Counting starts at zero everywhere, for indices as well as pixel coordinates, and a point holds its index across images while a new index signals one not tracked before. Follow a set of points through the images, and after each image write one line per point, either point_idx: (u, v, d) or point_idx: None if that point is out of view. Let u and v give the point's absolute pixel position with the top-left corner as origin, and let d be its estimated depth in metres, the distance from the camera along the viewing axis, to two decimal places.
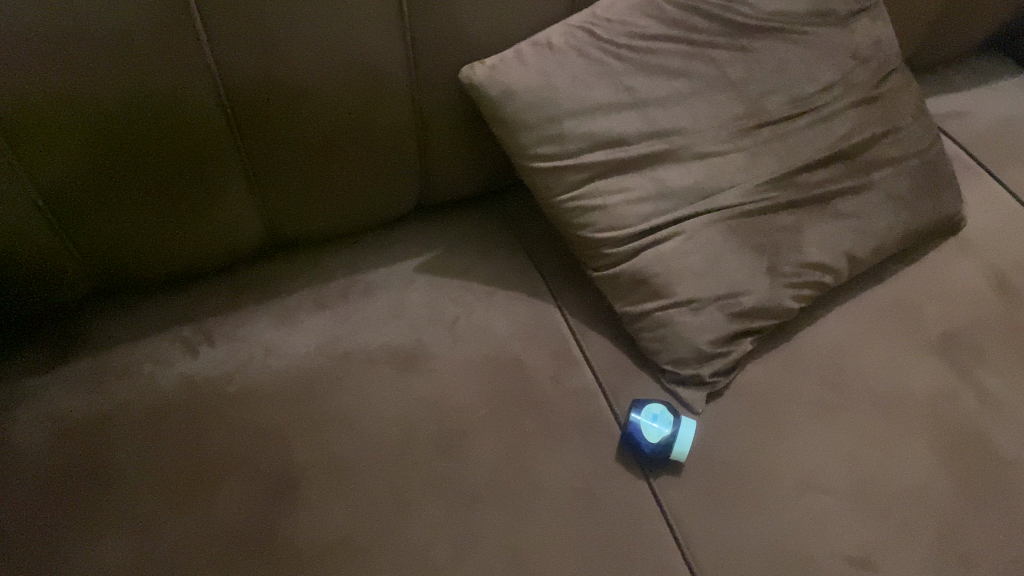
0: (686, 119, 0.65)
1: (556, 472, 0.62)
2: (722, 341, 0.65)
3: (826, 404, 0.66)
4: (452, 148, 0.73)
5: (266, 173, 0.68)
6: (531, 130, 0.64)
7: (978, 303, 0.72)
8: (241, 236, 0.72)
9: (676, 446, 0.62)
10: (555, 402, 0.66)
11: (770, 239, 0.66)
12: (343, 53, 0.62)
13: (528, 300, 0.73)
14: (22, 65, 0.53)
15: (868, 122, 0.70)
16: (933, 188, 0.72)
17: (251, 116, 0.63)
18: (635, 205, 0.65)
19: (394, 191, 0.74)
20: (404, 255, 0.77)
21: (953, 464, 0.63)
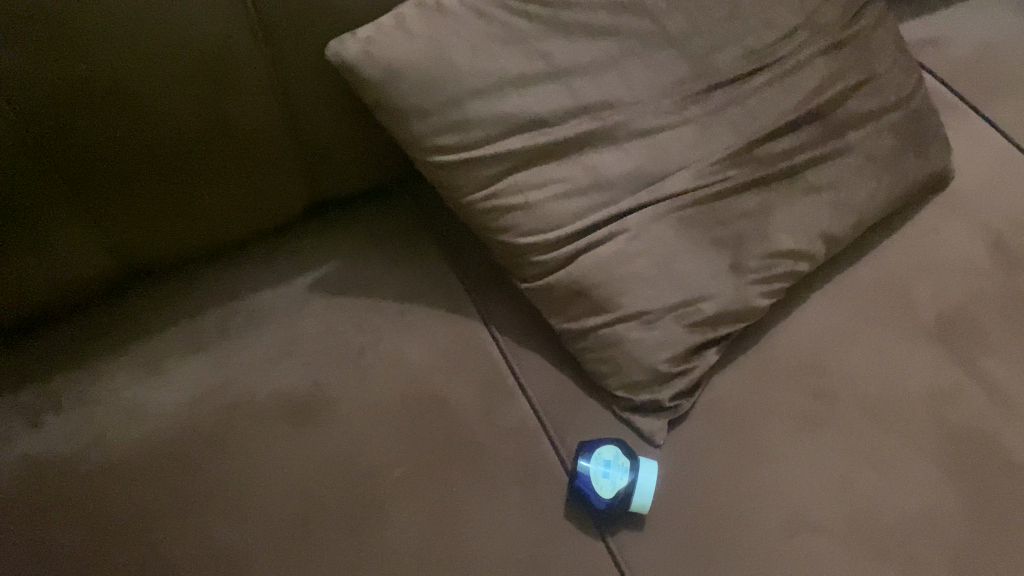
0: (619, 88, 0.52)
1: (492, 541, 0.51)
2: (681, 358, 0.54)
3: (812, 418, 0.55)
4: (338, 141, 0.59)
5: (90, 187, 0.52)
6: (427, 117, 0.51)
7: (978, 274, 0.61)
8: (79, 266, 0.57)
9: (637, 496, 0.51)
10: (488, 448, 0.54)
11: (731, 228, 0.54)
12: (166, 35, 0.47)
13: (447, 317, 0.61)
14: None
15: (840, 71, 0.57)
16: (920, 143, 0.60)
17: (57, 127, 0.48)
18: (566, 202, 0.52)
19: (272, 198, 0.60)
20: (295, 272, 0.63)
21: (962, 482, 0.53)
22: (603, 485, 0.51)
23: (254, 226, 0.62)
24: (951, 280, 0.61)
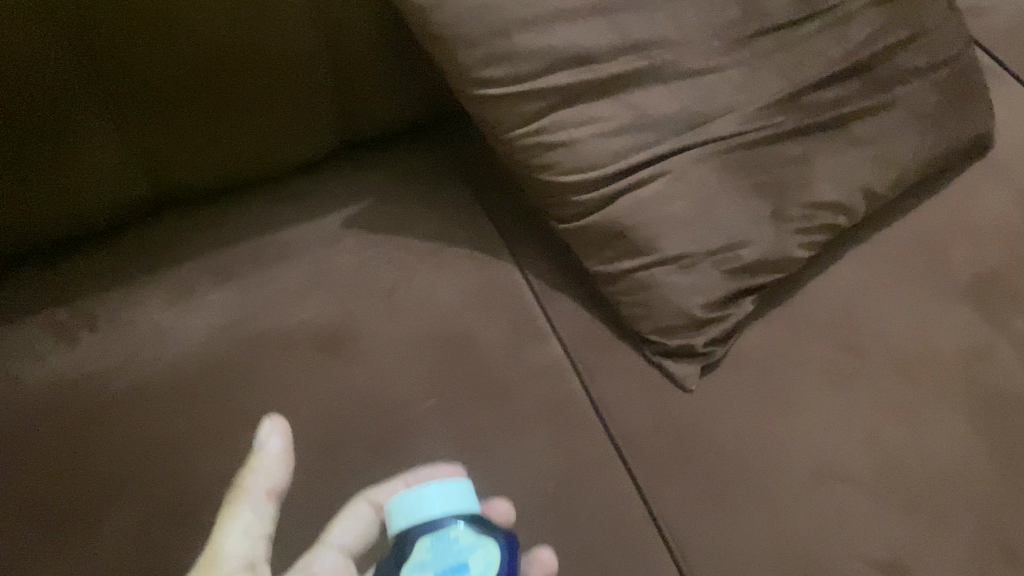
0: (669, 28, 0.51)
1: (523, 476, 0.51)
2: (717, 304, 0.54)
3: (843, 371, 0.55)
4: (379, 75, 0.59)
5: (132, 100, 0.53)
6: (474, 48, 0.50)
7: (1014, 237, 0.60)
8: (184, 151, 0.57)
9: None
10: (518, 387, 0.54)
11: (774, 176, 0.54)
12: None
13: (481, 258, 0.60)
14: None
15: (889, 25, 0.57)
16: (964, 103, 0.60)
17: (101, 32, 0.50)
18: (609, 141, 0.52)
19: (307, 128, 0.60)
20: (328, 208, 0.63)
21: (992, 439, 0.53)
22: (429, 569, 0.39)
23: (311, 141, 0.61)
24: (989, 242, 0.60)
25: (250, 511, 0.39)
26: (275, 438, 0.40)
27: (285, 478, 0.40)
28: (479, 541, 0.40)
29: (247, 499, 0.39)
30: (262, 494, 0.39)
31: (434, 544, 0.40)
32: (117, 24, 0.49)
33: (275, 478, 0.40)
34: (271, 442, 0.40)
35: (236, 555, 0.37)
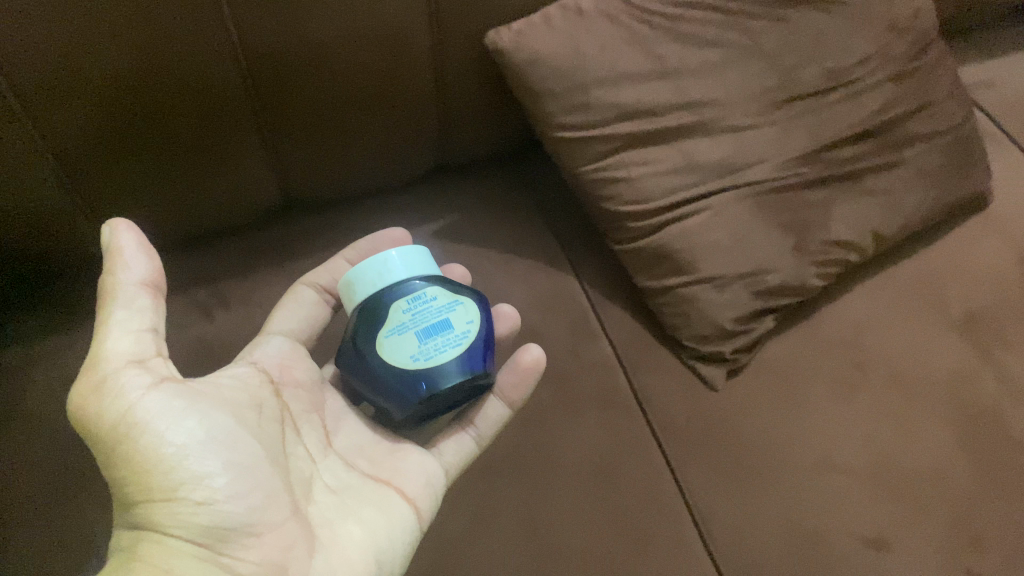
0: (718, 90, 0.63)
1: (575, 448, 0.62)
2: (744, 318, 0.65)
3: (849, 383, 0.65)
4: (473, 112, 0.71)
5: (281, 129, 0.64)
6: (558, 98, 0.62)
7: (1003, 281, 0.71)
8: (312, 168, 0.69)
9: (461, 345, 0.50)
10: (573, 376, 0.65)
11: (798, 216, 0.65)
12: (367, 17, 0.58)
13: (547, 270, 0.72)
14: (28, 32, 0.49)
15: (902, 96, 0.68)
16: (964, 165, 0.70)
17: (270, 79, 0.60)
18: (662, 179, 0.64)
19: (410, 152, 0.72)
20: (421, 221, 0.75)
21: (971, 447, 0.63)
22: (409, 333, 0.50)
23: (412, 163, 0.74)
24: (980, 283, 0.71)
25: (127, 308, 0.44)
26: (124, 233, 0.45)
27: (144, 269, 0.45)
28: (454, 299, 0.52)
29: (120, 298, 0.44)
30: (132, 286, 0.44)
31: (409, 305, 0.50)
32: (275, 83, 0.60)
33: (139, 273, 0.44)
34: (121, 238, 0.44)
35: (119, 358, 0.43)
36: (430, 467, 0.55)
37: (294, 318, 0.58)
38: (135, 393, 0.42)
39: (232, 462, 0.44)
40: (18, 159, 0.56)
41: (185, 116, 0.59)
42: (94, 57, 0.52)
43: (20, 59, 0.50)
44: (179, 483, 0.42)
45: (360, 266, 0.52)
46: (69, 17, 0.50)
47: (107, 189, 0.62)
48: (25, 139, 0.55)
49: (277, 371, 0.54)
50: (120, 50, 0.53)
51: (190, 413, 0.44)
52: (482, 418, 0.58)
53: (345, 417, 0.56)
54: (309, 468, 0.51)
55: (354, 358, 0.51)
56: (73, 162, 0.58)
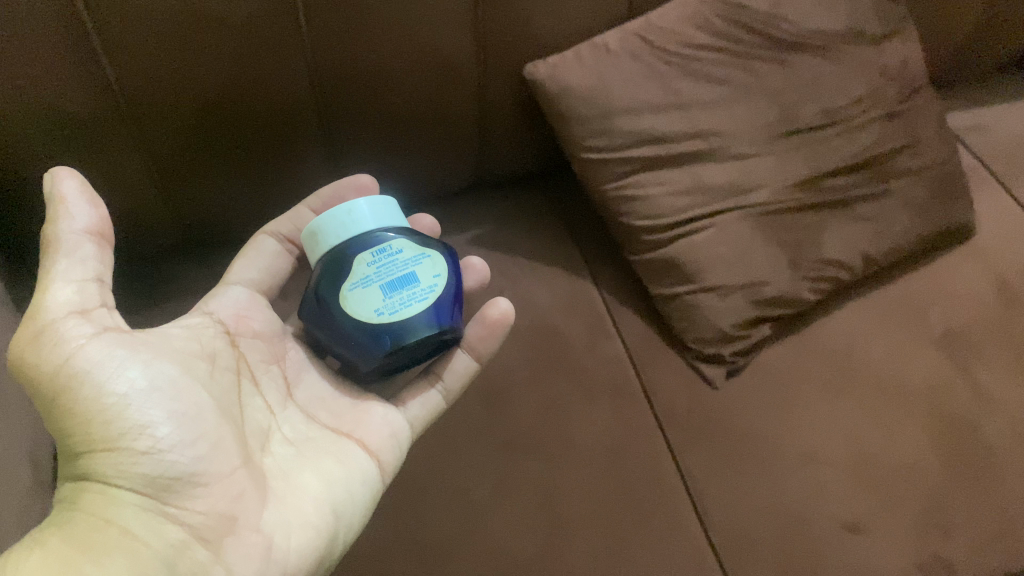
0: (725, 122, 0.72)
1: (588, 431, 0.70)
2: (743, 324, 0.73)
3: (836, 387, 0.73)
4: (510, 134, 0.80)
5: (343, 143, 0.73)
6: (585, 124, 0.71)
7: (980, 304, 0.78)
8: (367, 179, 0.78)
9: (425, 302, 0.57)
10: (588, 369, 0.74)
11: (794, 236, 0.73)
12: (425, 50, 0.68)
13: (569, 277, 0.81)
14: (145, 53, 0.59)
15: (891, 134, 0.76)
16: (949, 198, 0.78)
17: (338, 100, 0.69)
18: (674, 198, 0.72)
19: (452, 168, 0.81)
20: (459, 229, 0.85)
21: (944, 448, 0.70)
22: (375, 287, 0.56)
23: (453, 177, 0.83)
24: (960, 305, 0.78)
25: (69, 259, 0.47)
26: (66, 181, 0.48)
27: (88, 218, 0.48)
28: (419, 253, 0.58)
29: (63, 248, 0.47)
30: (75, 235, 0.47)
31: (374, 260, 0.57)
32: (340, 104, 0.70)
33: (82, 222, 0.48)
34: (61, 188, 0.48)
35: (60, 309, 0.47)
36: (395, 421, 0.63)
37: (255, 268, 0.65)
38: (76, 344, 0.47)
39: (175, 413, 0.49)
40: (122, 154, 0.66)
41: (258, 125, 0.68)
42: (189, 78, 0.62)
43: (128, 77, 0.60)
44: (122, 433, 0.47)
45: (328, 216, 0.58)
46: (173, 47, 0.59)
47: (190, 185, 0.71)
48: (129, 137, 0.65)
49: (233, 322, 0.60)
50: (207, 74, 0.62)
51: (132, 364, 0.48)
52: (450, 373, 0.66)
53: (307, 369, 0.63)
54: (266, 419, 0.57)
55: (320, 306, 0.57)
56: (165, 164, 0.68)
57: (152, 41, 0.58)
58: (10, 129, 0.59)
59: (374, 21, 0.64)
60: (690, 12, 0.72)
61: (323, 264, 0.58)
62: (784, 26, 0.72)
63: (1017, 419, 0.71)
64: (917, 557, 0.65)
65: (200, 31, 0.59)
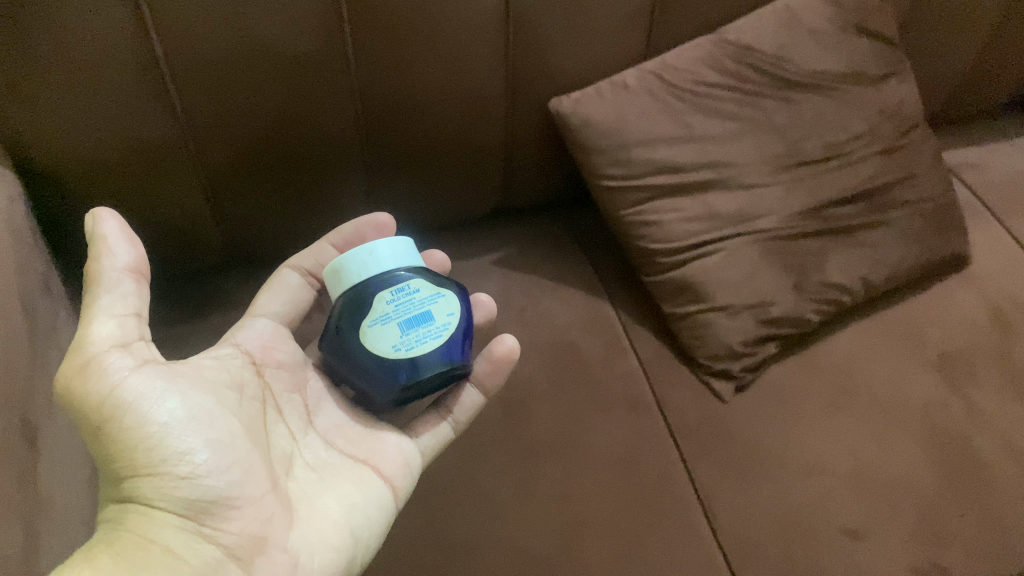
0: (735, 154, 0.78)
1: (603, 440, 0.74)
2: (751, 342, 0.78)
3: (838, 403, 0.77)
4: (534, 163, 0.86)
5: (381, 169, 0.79)
6: (605, 154, 0.77)
7: (975, 329, 0.83)
8: (401, 203, 0.84)
9: (439, 341, 0.57)
10: (605, 382, 0.79)
11: (798, 260, 0.78)
12: (459, 82, 0.74)
13: (587, 297, 0.86)
14: (209, 82, 0.65)
15: (889, 169, 0.82)
16: (943, 228, 0.84)
17: (379, 128, 0.75)
18: (687, 224, 0.78)
19: (479, 194, 0.87)
20: (484, 253, 0.90)
21: (940, 462, 0.73)
22: (393, 325, 0.56)
23: (479, 204, 0.89)
24: (955, 330, 0.83)
25: (112, 294, 0.47)
26: (107, 221, 0.47)
27: (130, 255, 0.47)
28: (437, 292, 0.59)
29: (107, 284, 0.47)
30: (120, 271, 0.47)
31: (393, 297, 0.57)
32: (382, 127, 0.75)
33: (125, 259, 0.47)
34: (106, 224, 0.47)
35: (103, 341, 0.46)
36: (407, 450, 0.62)
37: (279, 301, 0.63)
38: (119, 375, 0.46)
39: (211, 440, 0.49)
40: (180, 177, 0.71)
41: (304, 151, 0.74)
42: (244, 98, 0.67)
43: (190, 95, 0.65)
44: (163, 459, 0.46)
45: (350, 254, 0.58)
46: (232, 69, 0.65)
47: (240, 208, 0.77)
48: (188, 161, 0.70)
49: (260, 353, 0.59)
50: (259, 93, 0.67)
51: (171, 395, 0.48)
52: (459, 407, 0.65)
53: (326, 399, 0.61)
54: (290, 446, 0.57)
55: (340, 342, 0.57)
56: (218, 186, 0.74)
57: (214, 63, 0.64)
58: (82, 140, 0.64)
59: (417, 50, 0.70)
60: (703, 53, 0.78)
61: (343, 300, 0.58)
62: (790, 68, 0.79)
63: (1011, 436, 0.75)
64: (914, 563, 0.68)
65: (257, 54, 0.65)
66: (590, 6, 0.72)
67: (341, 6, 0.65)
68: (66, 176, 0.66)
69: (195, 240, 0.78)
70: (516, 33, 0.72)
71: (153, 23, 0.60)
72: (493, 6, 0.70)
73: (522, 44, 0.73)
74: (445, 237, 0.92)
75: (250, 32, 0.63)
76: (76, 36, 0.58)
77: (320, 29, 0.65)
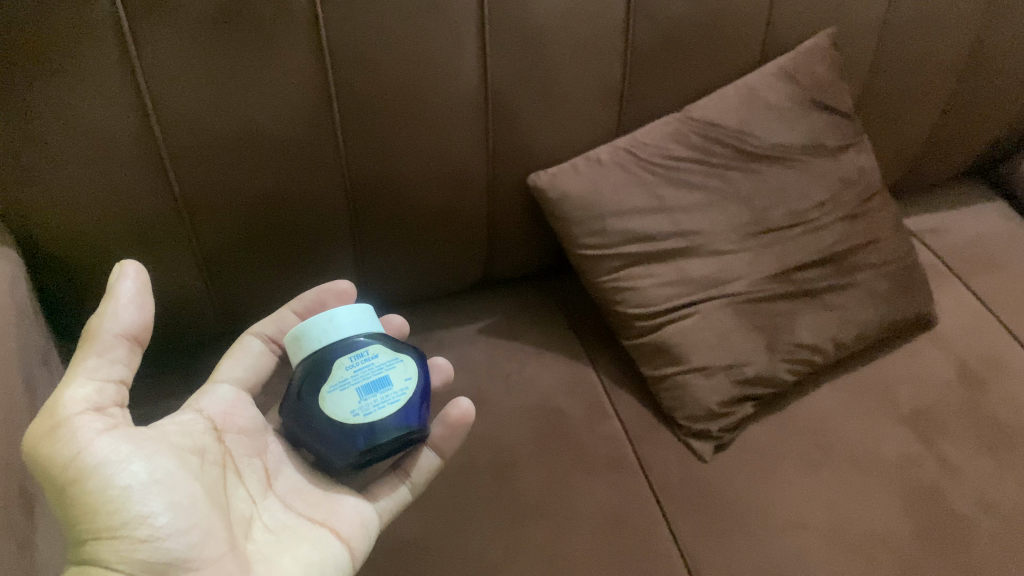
0: (705, 223, 0.82)
1: (588, 500, 0.76)
2: (728, 403, 0.80)
3: (815, 460, 0.80)
4: (518, 235, 0.90)
5: (370, 245, 0.83)
6: (582, 224, 0.81)
7: (945, 386, 0.86)
8: (391, 276, 0.88)
9: (398, 404, 0.60)
10: (590, 445, 0.81)
11: (770, 322, 0.82)
12: (443, 160, 0.79)
13: (570, 362, 0.89)
14: (207, 165, 0.70)
15: (853, 233, 0.87)
16: (908, 289, 0.88)
17: (368, 207, 0.79)
18: (661, 289, 0.82)
19: (465, 266, 0.91)
20: (472, 322, 0.94)
21: (916, 515, 0.75)
22: (352, 390, 0.59)
23: (465, 275, 0.93)
24: (926, 387, 0.86)
25: (99, 357, 0.51)
26: (127, 280, 0.52)
27: (131, 321, 0.51)
28: (395, 357, 0.62)
29: (98, 346, 0.50)
30: (113, 336, 0.51)
31: (352, 363, 0.60)
32: (372, 206, 0.79)
33: (123, 325, 0.51)
34: (124, 285, 0.51)
35: (78, 404, 0.49)
36: (365, 512, 0.64)
37: (243, 367, 0.66)
38: (87, 439, 0.48)
39: (173, 503, 0.50)
40: (178, 257, 0.74)
41: (297, 229, 0.78)
42: (236, 180, 0.71)
43: (188, 178, 0.70)
44: (124, 521, 0.48)
45: (311, 321, 0.61)
46: (227, 150, 0.69)
47: (236, 285, 0.80)
48: (185, 241, 0.74)
49: (221, 418, 0.61)
50: (251, 176, 0.72)
51: (136, 459, 0.50)
52: (416, 469, 0.68)
53: (286, 462, 0.64)
54: (250, 508, 0.59)
55: (299, 407, 0.60)
56: (214, 264, 0.77)
57: (209, 148, 0.69)
58: (85, 224, 0.68)
59: (401, 131, 0.75)
60: (671, 129, 0.83)
61: (304, 366, 0.61)
62: (753, 141, 0.84)
63: (984, 490, 0.77)
64: None
65: (249, 138, 0.69)
66: (562, 87, 0.78)
67: (331, 93, 0.70)
68: (69, 254, 0.70)
69: (194, 317, 0.81)
70: (494, 113, 0.78)
71: (154, 106, 0.65)
72: (472, 88, 0.75)
73: (501, 123, 0.78)
74: (433, 308, 0.96)
75: (244, 116, 0.68)
76: (83, 121, 0.63)
77: (311, 112, 0.70)
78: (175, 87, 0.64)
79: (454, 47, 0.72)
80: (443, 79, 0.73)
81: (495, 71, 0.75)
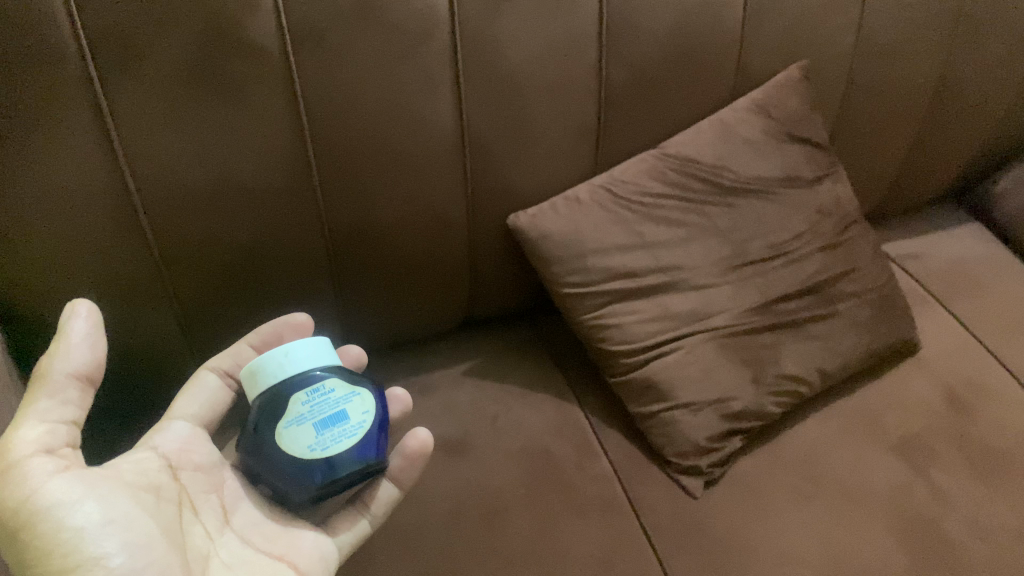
0: (685, 258, 0.82)
1: (579, 543, 0.75)
2: (717, 438, 0.80)
3: (805, 492, 0.79)
4: (500, 276, 0.90)
5: (351, 290, 0.82)
6: (564, 263, 0.81)
7: (931, 411, 0.86)
8: (373, 322, 0.87)
9: (355, 439, 0.60)
10: (580, 486, 0.80)
11: (755, 355, 0.82)
12: (423, 202, 0.78)
13: (557, 402, 0.89)
14: (178, 214, 0.69)
15: (833, 263, 0.87)
16: (890, 315, 0.88)
17: (346, 252, 0.79)
18: (643, 325, 0.82)
19: (448, 310, 0.91)
20: (456, 365, 0.93)
21: (910, 546, 0.74)
22: (309, 425, 0.58)
23: (448, 317, 0.92)
24: (913, 414, 0.86)
25: (52, 399, 0.50)
26: (79, 319, 0.51)
27: (82, 361, 0.50)
28: (353, 391, 0.61)
29: (49, 388, 0.49)
30: (64, 376, 0.50)
31: (308, 399, 0.59)
32: (350, 253, 0.79)
33: (74, 364, 0.50)
34: (76, 322, 0.51)
35: (28, 446, 0.48)
36: (324, 546, 0.63)
37: (197, 403, 0.64)
38: (38, 480, 0.47)
39: (129, 543, 0.49)
40: (154, 311, 0.73)
41: (276, 276, 0.77)
42: (212, 229, 0.71)
43: (167, 229, 0.69)
44: (77, 564, 0.46)
45: (265, 355, 0.60)
46: (202, 199, 0.69)
47: (215, 337, 0.79)
48: (161, 294, 0.73)
49: (177, 455, 0.60)
50: (228, 227, 0.71)
51: (89, 500, 0.49)
52: (375, 502, 0.68)
53: (243, 497, 0.62)
54: (206, 545, 0.57)
55: (255, 442, 0.59)
56: (193, 317, 0.76)
57: (184, 198, 0.68)
58: (61, 282, 0.67)
59: (378, 175, 0.75)
60: (648, 166, 0.83)
61: (259, 401, 0.59)
62: (729, 176, 0.84)
63: (976, 516, 0.77)
64: None
65: (224, 187, 0.69)
66: (538, 128, 0.78)
67: (308, 142, 0.70)
68: (40, 312, 0.69)
69: (174, 374, 0.79)
70: (471, 156, 0.78)
71: (134, 153, 0.64)
72: (449, 133, 0.75)
73: (478, 167, 0.79)
74: (417, 351, 0.95)
75: (222, 161, 0.67)
76: (58, 173, 0.62)
77: (288, 157, 0.70)
78: (151, 132, 0.64)
79: (431, 93, 0.72)
80: (420, 125, 0.73)
81: (470, 115, 0.75)
